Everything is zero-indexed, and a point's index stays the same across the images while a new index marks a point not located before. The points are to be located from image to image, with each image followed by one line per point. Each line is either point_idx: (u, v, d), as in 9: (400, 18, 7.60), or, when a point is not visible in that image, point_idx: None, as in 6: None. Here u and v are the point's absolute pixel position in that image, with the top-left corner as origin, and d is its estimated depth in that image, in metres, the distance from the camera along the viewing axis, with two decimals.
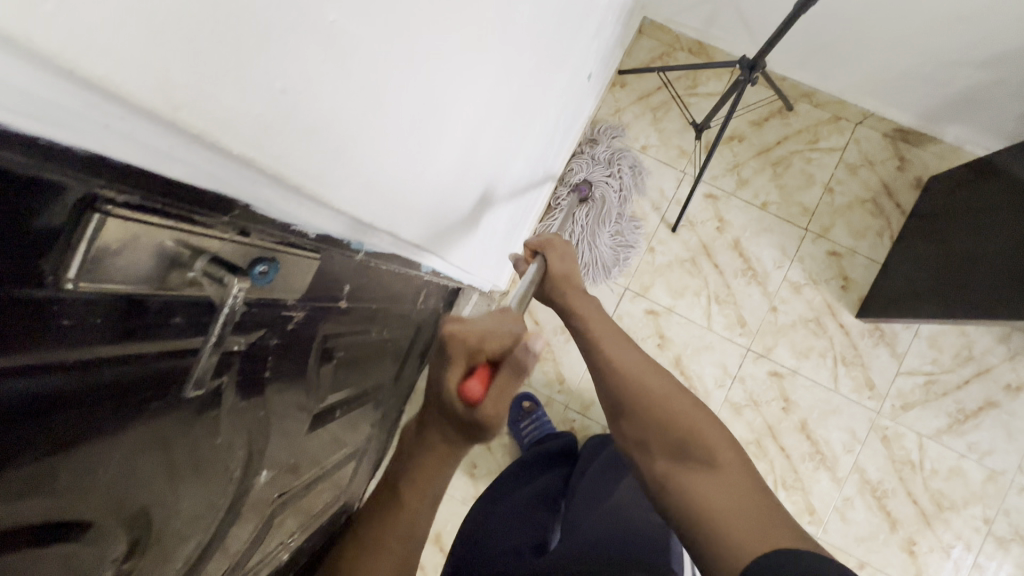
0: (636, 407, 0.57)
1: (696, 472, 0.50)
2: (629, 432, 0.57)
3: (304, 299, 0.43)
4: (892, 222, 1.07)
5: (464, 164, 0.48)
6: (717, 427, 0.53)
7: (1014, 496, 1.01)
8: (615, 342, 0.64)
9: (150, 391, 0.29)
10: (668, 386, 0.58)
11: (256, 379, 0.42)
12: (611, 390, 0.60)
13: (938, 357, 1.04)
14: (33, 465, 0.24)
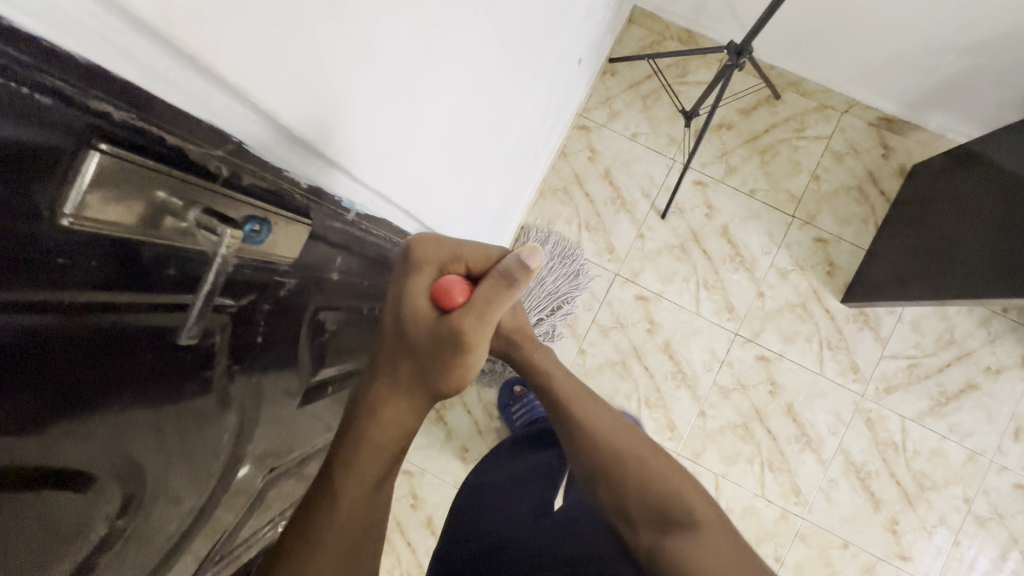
0: (612, 473, 0.55)
1: (680, 539, 0.50)
2: (606, 497, 0.55)
3: (295, 270, 0.44)
4: (877, 209, 1.09)
5: (449, 149, 0.49)
6: (694, 490, 0.54)
7: (993, 475, 1.03)
8: (590, 404, 0.61)
9: (145, 343, 0.30)
10: (640, 449, 0.57)
11: (248, 346, 0.43)
12: (581, 456, 0.57)
13: (921, 341, 1.06)
14: (40, 408, 0.24)
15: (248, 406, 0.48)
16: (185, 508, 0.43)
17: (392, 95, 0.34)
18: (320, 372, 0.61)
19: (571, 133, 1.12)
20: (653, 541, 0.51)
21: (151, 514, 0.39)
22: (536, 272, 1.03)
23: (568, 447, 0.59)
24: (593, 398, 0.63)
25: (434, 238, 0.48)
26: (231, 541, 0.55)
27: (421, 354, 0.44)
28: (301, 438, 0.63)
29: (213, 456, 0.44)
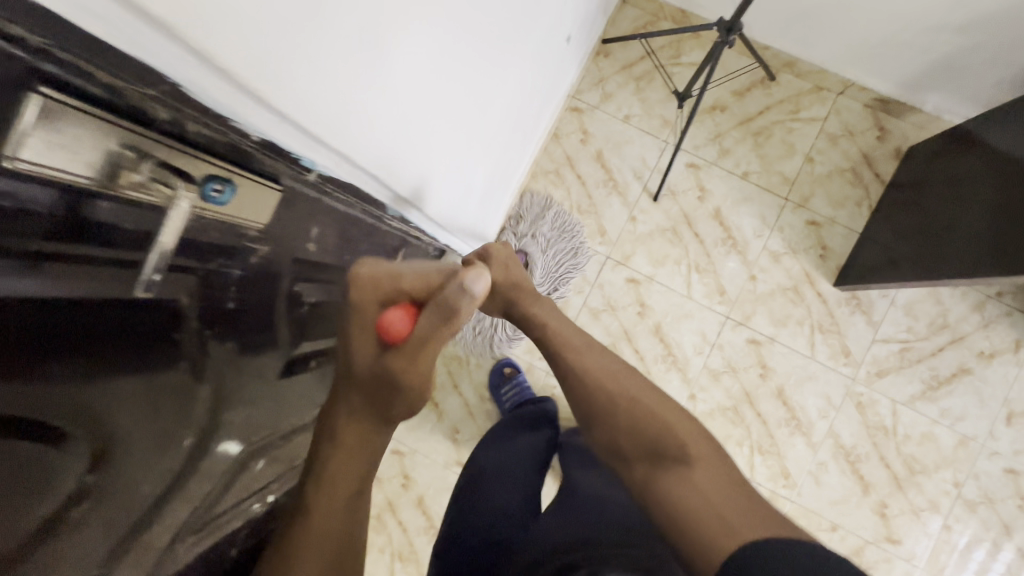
0: (606, 413, 0.57)
1: (673, 471, 0.51)
2: (601, 435, 0.57)
3: (267, 237, 0.45)
4: (871, 192, 1.08)
5: (417, 124, 0.50)
6: (685, 421, 0.55)
7: (984, 460, 1.03)
8: (588, 350, 0.63)
9: (109, 299, 0.30)
10: (636, 386, 0.58)
11: (220, 311, 0.43)
12: (579, 396, 0.60)
13: (913, 325, 1.05)
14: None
15: (224, 375, 0.48)
16: (158, 473, 0.44)
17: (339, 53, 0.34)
18: (300, 345, 0.62)
19: (563, 115, 1.12)
20: (646, 474, 0.52)
21: (126, 473, 0.39)
22: (540, 240, 1.04)
23: (567, 393, 0.62)
24: (591, 342, 0.64)
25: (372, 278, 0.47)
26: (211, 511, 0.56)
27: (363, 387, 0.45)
28: (283, 411, 0.64)
29: (188, 420, 0.45)
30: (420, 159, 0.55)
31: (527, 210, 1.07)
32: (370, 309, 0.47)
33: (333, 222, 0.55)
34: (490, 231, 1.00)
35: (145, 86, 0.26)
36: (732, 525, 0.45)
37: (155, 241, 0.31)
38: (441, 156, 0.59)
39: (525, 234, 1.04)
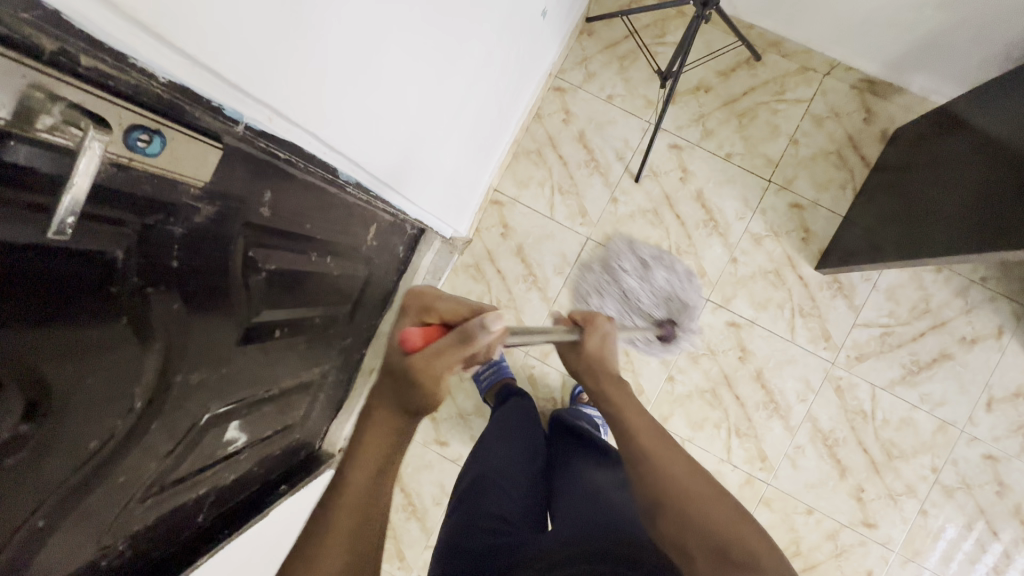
0: (674, 507, 0.54)
1: None
2: (665, 531, 0.53)
3: (210, 196, 0.46)
4: (856, 174, 1.07)
5: (369, 94, 0.49)
6: (761, 538, 0.52)
7: (963, 446, 1.02)
8: (660, 444, 0.62)
9: (20, 241, 0.31)
10: (707, 489, 0.56)
11: (163, 269, 0.44)
12: (648, 486, 0.57)
13: (895, 310, 1.04)
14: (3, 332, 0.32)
15: (175, 334, 0.49)
16: (107, 427, 0.45)
17: (277, 18, 0.33)
18: (261, 313, 0.63)
19: (546, 95, 1.11)
20: None
21: (72, 424, 0.41)
22: (642, 279, 1.04)
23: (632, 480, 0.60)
24: (665, 438, 0.64)
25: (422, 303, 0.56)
26: (165, 476, 0.57)
27: (389, 381, 0.47)
28: (242, 379, 0.65)
29: (136, 375, 0.46)
30: (373, 130, 0.54)
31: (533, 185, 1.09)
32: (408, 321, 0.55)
33: (288, 186, 0.56)
34: (464, 208, 1.00)
35: (17, 9, 0.25)
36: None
37: (69, 193, 0.29)
38: (403, 124, 0.59)
39: (629, 266, 1.05)
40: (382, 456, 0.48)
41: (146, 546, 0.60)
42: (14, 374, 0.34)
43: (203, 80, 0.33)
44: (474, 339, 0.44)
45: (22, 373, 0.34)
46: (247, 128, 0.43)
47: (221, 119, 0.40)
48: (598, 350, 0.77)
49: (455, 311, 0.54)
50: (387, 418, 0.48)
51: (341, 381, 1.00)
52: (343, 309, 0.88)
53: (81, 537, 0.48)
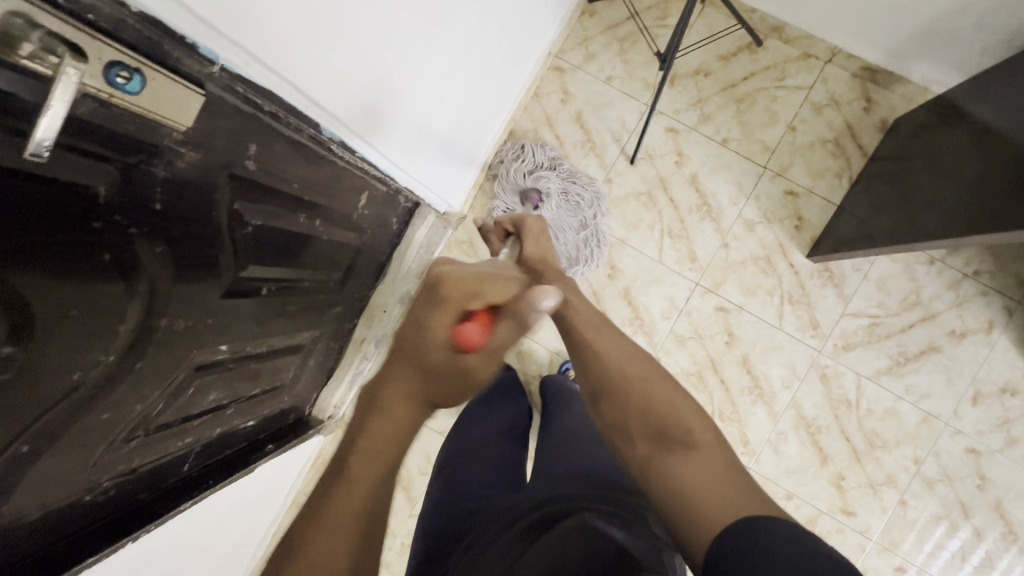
0: (614, 391, 0.59)
1: (672, 448, 0.52)
2: (607, 413, 0.59)
3: (192, 143, 0.48)
4: (853, 163, 1.06)
5: (349, 52, 0.52)
6: (694, 410, 0.55)
7: (946, 439, 1.03)
8: (609, 335, 0.66)
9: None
10: (647, 370, 0.60)
11: (145, 209, 0.46)
12: (592, 374, 0.62)
13: (885, 301, 1.05)
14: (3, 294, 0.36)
15: (159, 277, 0.51)
16: (92, 360, 0.47)
17: None
18: (250, 268, 0.66)
19: (546, 75, 1.12)
20: (645, 448, 0.53)
21: (56, 352, 0.43)
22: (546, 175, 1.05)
23: (580, 370, 0.64)
24: (615, 330, 0.67)
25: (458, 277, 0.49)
26: (148, 421, 0.59)
27: (431, 373, 0.49)
28: (229, 332, 0.68)
29: (121, 312, 0.48)
30: (351, 84, 0.56)
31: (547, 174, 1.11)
32: (451, 305, 0.48)
33: (277, 145, 0.58)
34: (458, 182, 1.03)
35: None
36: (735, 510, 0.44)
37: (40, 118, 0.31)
38: (388, 86, 0.62)
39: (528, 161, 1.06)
40: (393, 448, 0.49)
41: (131, 487, 0.63)
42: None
43: (165, 7, 0.36)
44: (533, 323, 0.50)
45: (6, 294, 0.37)
46: (225, 71, 0.45)
47: (199, 60, 0.42)
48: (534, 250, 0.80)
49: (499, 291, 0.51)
50: (416, 411, 0.50)
51: (331, 349, 1.02)
52: (335, 276, 0.90)
53: (68, 467, 0.51)
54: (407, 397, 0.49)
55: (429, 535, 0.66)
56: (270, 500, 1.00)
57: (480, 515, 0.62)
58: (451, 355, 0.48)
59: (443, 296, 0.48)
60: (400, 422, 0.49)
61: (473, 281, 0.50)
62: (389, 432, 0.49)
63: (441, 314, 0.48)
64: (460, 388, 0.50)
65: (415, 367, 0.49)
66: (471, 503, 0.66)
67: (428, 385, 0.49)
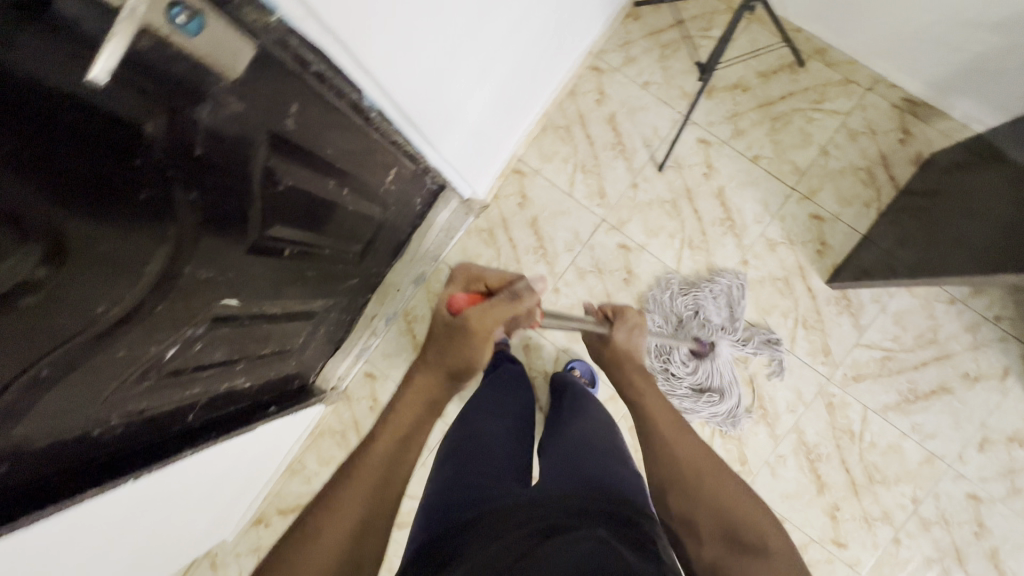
0: (685, 488, 0.60)
1: (750, 558, 0.52)
2: (676, 509, 0.59)
3: (239, 94, 0.48)
4: (882, 194, 1.05)
5: (401, 19, 0.53)
6: (765, 516, 0.56)
7: (948, 481, 1.01)
8: (672, 427, 0.67)
9: (43, 92, 0.34)
10: (717, 471, 0.61)
11: (186, 153, 0.47)
12: (659, 467, 0.63)
13: (900, 335, 1.03)
14: (41, 220, 0.38)
15: (190, 225, 0.52)
16: (116, 296, 0.48)
17: None
18: (276, 227, 0.66)
19: (583, 73, 1.12)
20: (720, 554, 0.53)
21: (84, 281, 0.44)
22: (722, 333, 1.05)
23: (648, 459, 0.65)
24: (679, 421, 0.68)
25: (468, 267, 0.69)
26: (160, 365, 0.61)
27: (440, 338, 0.60)
28: (249, 289, 0.69)
29: (150, 252, 0.49)
30: (402, 53, 0.57)
31: (574, 174, 1.11)
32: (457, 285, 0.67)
33: (317, 108, 0.58)
34: (488, 171, 1.04)
35: None
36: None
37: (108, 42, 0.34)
38: (434, 60, 0.63)
39: (726, 313, 1.06)
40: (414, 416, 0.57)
41: (136, 429, 0.64)
42: (37, 217, 0.37)
43: None
44: (523, 300, 0.59)
45: (44, 221, 0.38)
46: (282, 24, 0.46)
47: (257, 9, 0.43)
48: (624, 339, 0.81)
49: (500, 279, 0.66)
50: (430, 377, 0.60)
51: (341, 321, 1.03)
52: (354, 249, 0.90)
53: (81, 399, 0.52)
54: (423, 366, 0.61)
55: (428, 509, 0.66)
56: (266, 462, 1.02)
57: (488, 508, 0.61)
58: (444, 313, 0.61)
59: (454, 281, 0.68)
60: (426, 386, 0.60)
61: (477, 269, 0.68)
62: (415, 397, 0.59)
63: (449, 290, 0.66)
64: (458, 348, 0.59)
65: (427, 340, 0.62)
66: (476, 491, 0.65)
67: (433, 347, 0.61)
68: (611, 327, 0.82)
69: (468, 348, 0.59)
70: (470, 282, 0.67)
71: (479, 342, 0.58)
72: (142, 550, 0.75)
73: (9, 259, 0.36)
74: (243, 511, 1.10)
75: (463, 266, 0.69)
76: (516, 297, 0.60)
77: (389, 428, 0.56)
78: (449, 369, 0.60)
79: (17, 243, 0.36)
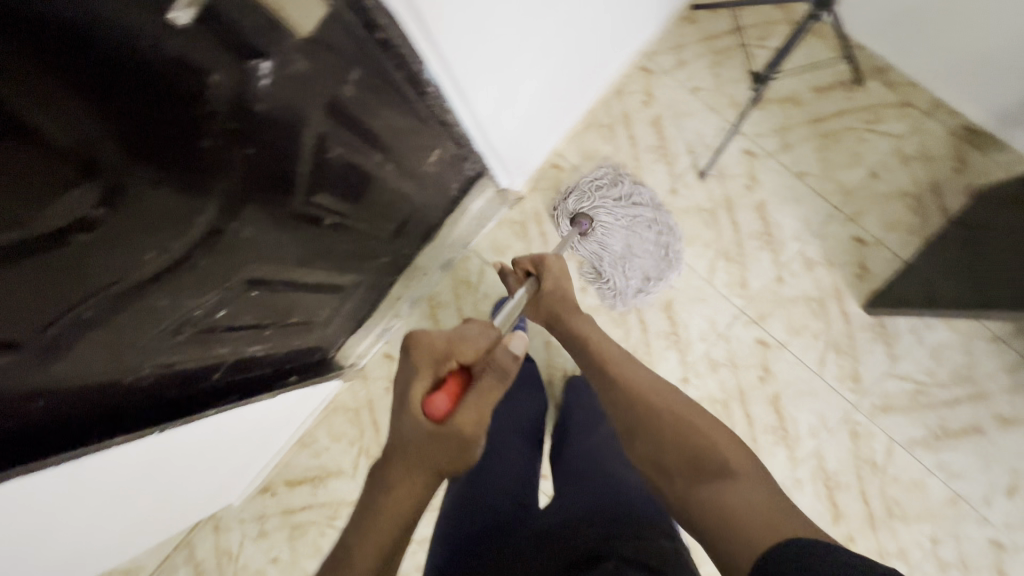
0: (648, 429, 0.62)
1: (714, 482, 0.54)
2: (642, 450, 0.61)
3: (304, 52, 0.47)
4: (930, 223, 1.02)
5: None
6: (727, 440, 0.58)
7: (970, 525, 0.98)
8: (629, 366, 0.70)
9: (118, 37, 0.34)
10: (677, 406, 0.63)
11: (246, 111, 0.47)
12: (624, 411, 0.65)
13: (935, 370, 1.00)
14: (102, 165, 0.39)
15: (240, 183, 0.52)
16: (163, 245, 0.48)
17: None
18: (317, 198, 0.66)
19: (632, 73, 1.10)
20: (688, 484, 0.55)
21: (134, 226, 0.44)
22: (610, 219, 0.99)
23: (610, 404, 0.67)
24: (634, 360, 0.71)
25: (424, 339, 0.59)
26: (192, 322, 0.61)
27: (424, 448, 0.53)
28: (287, 257, 0.69)
29: (200, 207, 0.49)
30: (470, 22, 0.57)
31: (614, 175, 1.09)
32: (423, 361, 0.58)
33: (376, 78, 0.58)
34: (528, 163, 1.03)
35: None
36: (779, 530, 0.47)
37: None
38: (495, 37, 0.63)
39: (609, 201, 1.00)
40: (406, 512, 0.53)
41: (165, 381, 0.65)
42: (98, 164, 0.38)
43: None
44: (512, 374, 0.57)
45: (106, 166, 0.39)
46: None
47: None
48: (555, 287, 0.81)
49: (472, 352, 0.59)
50: (418, 484, 0.54)
51: (367, 300, 1.03)
52: (389, 229, 0.90)
53: (118, 344, 0.54)
54: (403, 478, 0.54)
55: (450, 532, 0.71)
56: (280, 432, 1.02)
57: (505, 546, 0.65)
58: (424, 417, 0.54)
59: (419, 367, 0.57)
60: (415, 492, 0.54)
61: (442, 341, 0.59)
62: (404, 502, 0.53)
63: (416, 380, 0.57)
64: (450, 450, 0.54)
65: (399, 447, 0.54)
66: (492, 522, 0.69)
67: (416, 455, 0.54)
68: (538, 283, 0.82)
69: (466, 448, 0.54)
70: (437, 363, 0.58)
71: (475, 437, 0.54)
72: (155, 505, 0.78)
73: (63, 193, 0.37)
74: (253, 477, 1.11)
75: (418, 336, 0.59)
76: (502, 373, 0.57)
77: (380, 521, 0.52)
78: (439, 470, 0.54)
79: (74, 183, 0.37)
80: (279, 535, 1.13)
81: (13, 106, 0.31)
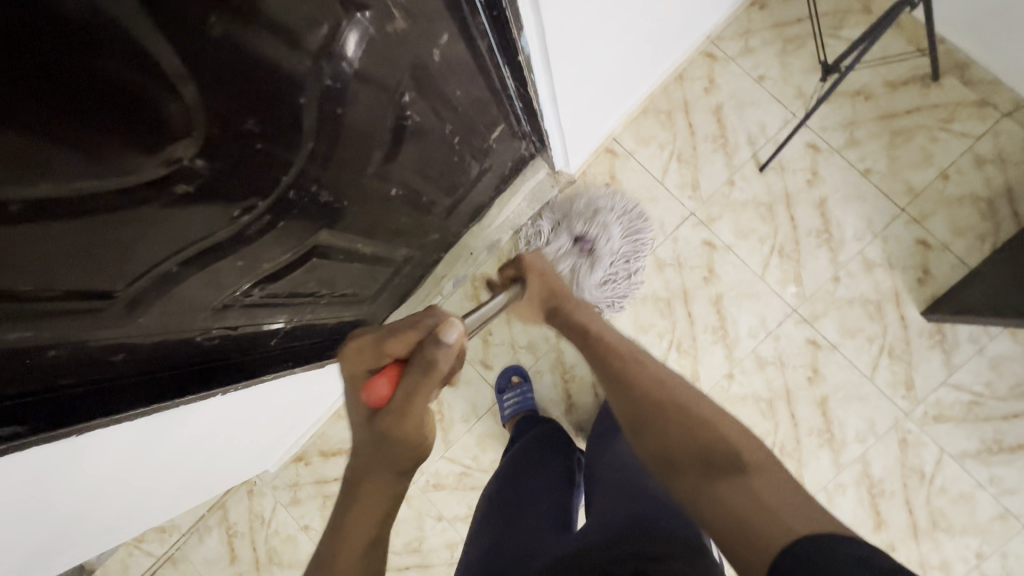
0: (654, 423, 0.57)
1: (726, 480, 0.49)
2: (650, 446, 0.57)
3: (407, 9, 0.46)
4: (1001, 229, 0.98)
5: None
6: (738, 431, 0.53)
7: (1018, 542, 0.95)
8: (633, 358, 0.65)
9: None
10: (682, 395, 0.59)
11: (341, 73, 0.45)
12: (628, 406, 0.61)
13: (993, 382, 0.97)
14: (212, 120, 0.38)
15: (324, 145, 0.51)
16: (248, 204, 0.48)
17: None
18: (388, 167, 0.64)
19: (696, 58, 1.07)
20: (697, 483, 0.50)
21: (225, 185, 0.44)
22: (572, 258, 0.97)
23: (615, 395, 0.63)
24: (639, 351, 0.66)
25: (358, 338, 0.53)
26: (257, 285, 0.61)
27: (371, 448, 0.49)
28: (351, 225, 0.68)
29: (285, 168, 0.49)
30: None
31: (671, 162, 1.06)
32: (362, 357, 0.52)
33: (464, 41, 0.56)
34: (584, 146, 1.01)
35: None
36: (787, 529, 0.42)
37: None
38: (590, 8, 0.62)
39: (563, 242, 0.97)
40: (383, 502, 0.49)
41: (225, 343, 0.65)
42: (207, 117, 0.37)
43: None
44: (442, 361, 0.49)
45: (216, 119, 0.38)
46: None
47: None
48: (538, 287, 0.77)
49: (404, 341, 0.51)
50: (378, 485, 0.49)
51: (414, 276, 1.02)
52: (445, 205, 0.88)
53: (192, 303, 0.54)
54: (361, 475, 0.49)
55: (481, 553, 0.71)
56: (319, 403, 1.03)
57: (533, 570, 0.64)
58: (365, 411, 0.51)
59: (353, 364, 0.52)
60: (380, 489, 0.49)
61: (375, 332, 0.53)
62: (373, 498, 0.48)
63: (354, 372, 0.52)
64: (389, 458, 0.49)
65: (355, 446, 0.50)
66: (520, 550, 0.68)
67: (363, 460, 0.49)
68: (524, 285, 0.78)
69: (412, 442, 0.49)
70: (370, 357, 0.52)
71: (417, 438, 0.49)
72: (202, 468, 0.79)
73: (172, 140, 0.36)
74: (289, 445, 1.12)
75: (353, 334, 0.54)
76: (432, 357, 0.49)
77: (353, 504, 0.48)
78: (400, 467, 0.49)
79: (183, 135, 0.37)
80: (312, 505, 1.15)
81: (150, 48, 0.30)
